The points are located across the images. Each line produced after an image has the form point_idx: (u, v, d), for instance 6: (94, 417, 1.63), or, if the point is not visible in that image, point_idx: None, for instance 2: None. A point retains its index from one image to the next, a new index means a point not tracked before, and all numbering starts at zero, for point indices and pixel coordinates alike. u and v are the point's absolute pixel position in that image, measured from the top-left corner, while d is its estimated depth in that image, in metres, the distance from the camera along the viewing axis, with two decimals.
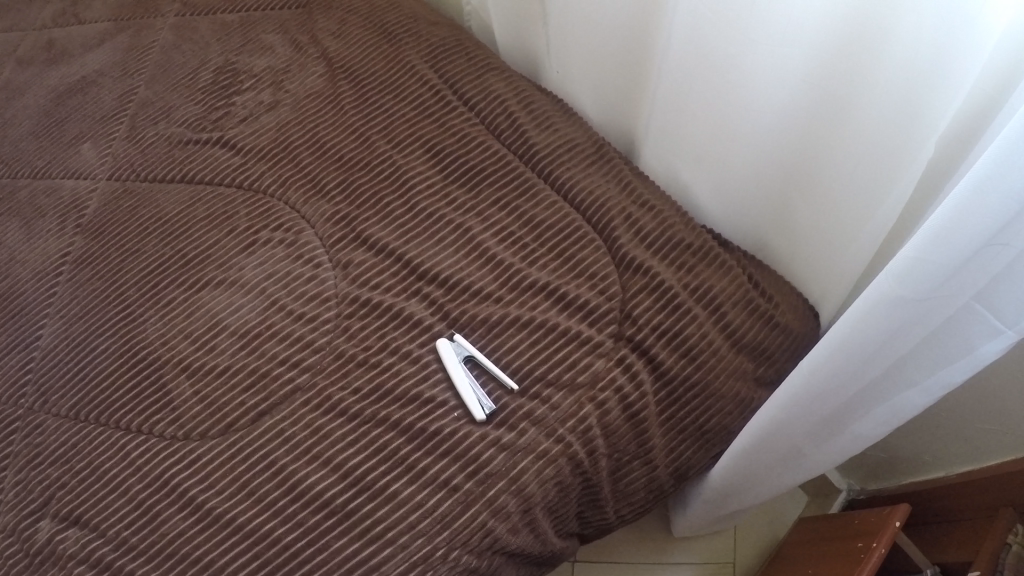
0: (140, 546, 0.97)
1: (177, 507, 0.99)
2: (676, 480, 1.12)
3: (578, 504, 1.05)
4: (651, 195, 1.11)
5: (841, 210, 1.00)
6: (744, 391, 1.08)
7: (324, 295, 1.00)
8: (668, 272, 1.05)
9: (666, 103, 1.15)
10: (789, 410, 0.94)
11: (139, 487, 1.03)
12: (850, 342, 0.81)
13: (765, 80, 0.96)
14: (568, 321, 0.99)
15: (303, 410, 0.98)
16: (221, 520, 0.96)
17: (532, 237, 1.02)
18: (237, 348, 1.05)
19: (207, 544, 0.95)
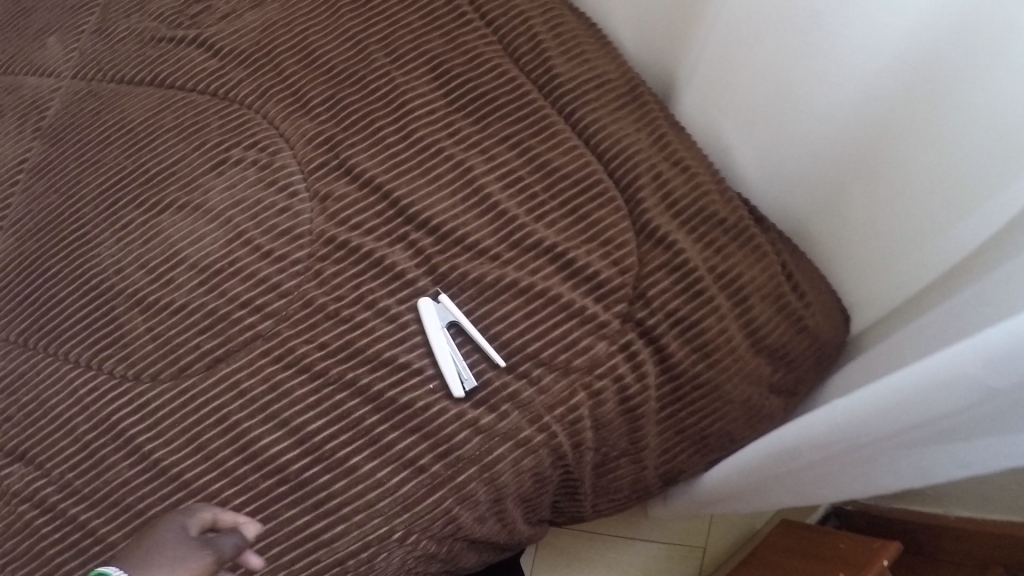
0: (85, 491, 0.89)
1: (126, 453, 0.90)
2: (664, 483, 0.99)
3: (553, 496, 0.92)
4: (682, 147, 0.95)
5: (903, 219, 0.84)
6: (753, 398, 0.98)
7: (296, 231, 0.85)
8: (694, 252, 0.90)
9: (724, 52, 0.96)
10: (799, 454, 0.84)
11: (85, 429, 0.93)
12: (893, 409, 0.67)
13: (853, 48, 0.80)
14: (572, 293, 0.83)
15: (256, 359, 0.85)
16: (169, 473, 0.87)
17: (543, 186, 0.85)
18: (193, 282, 0.91)
19: (154, 497, 0.86)
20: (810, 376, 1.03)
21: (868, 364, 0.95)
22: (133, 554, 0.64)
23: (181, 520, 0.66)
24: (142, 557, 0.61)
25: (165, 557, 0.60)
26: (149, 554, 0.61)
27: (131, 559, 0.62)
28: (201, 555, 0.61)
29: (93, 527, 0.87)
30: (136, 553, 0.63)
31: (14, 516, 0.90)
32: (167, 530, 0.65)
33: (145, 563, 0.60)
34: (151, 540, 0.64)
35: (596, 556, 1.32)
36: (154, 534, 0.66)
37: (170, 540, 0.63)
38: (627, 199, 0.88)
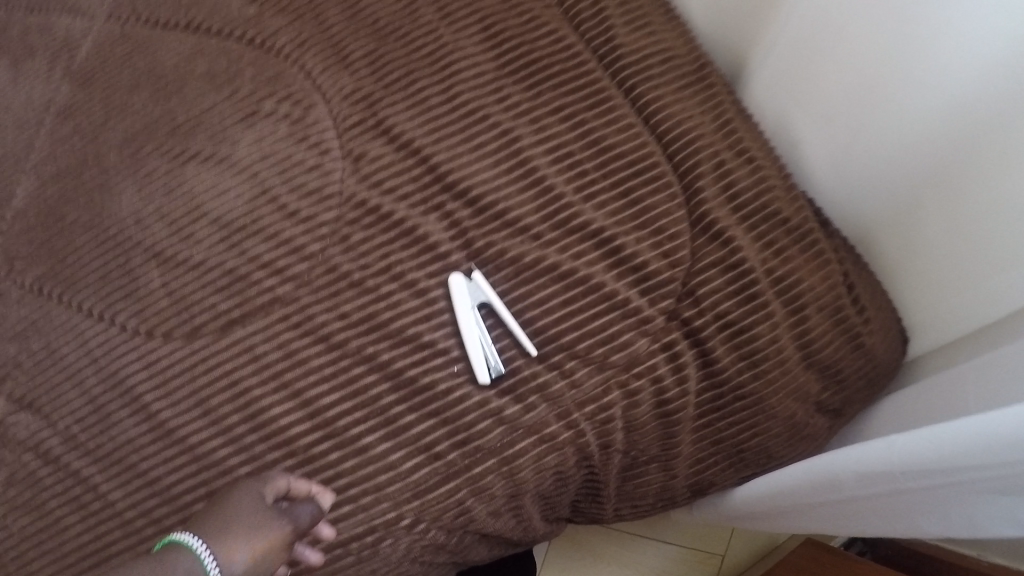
0: (91, 446, 0.86)
1: (133, 411, 0.86)
2: (691, 494, 0.92)
3: (574, 495, 0.86)
4: (749, 139, 0.88)
5: (990, 239, 0.75)
6: (797, 415, 0.91)
7: (326, 191, 0.79)
8: (753, 250, 0.84)
9: (807, 33, 0.87)
10: (837, 487, 0.77)
11: (95, 382, 0.89)
12: (970, 447, 0.60)
13: (963, 40, 0.71)
14: (616, 283, 0.77)
15: (273, 325, 0.81)
16: (176, 435, 0.83)
17: (594, 164, 0.79)
18: (213, 239, 0.86)
19: (159, 458, 0.83)
20: (859, 397, 0.96)
21: (925, 394, 0.87)
22: (204, 521, 0.63)
23: (252, 488, 0.68)
24: (224, 521, 0.62)
25: (249, 522, 0.62)
26: (231, 519, 0.62)
27: (207, 524, 0.62)
28: (285, 523, 0.64)
29: (98, 482, 0.84)
30: (210, 519, 0.63)
31: (18, 465, 0.88)
32: (240, 498, 0.66)
33: (231, 530, 0.61)
34: (225, 507, 0.65)
35: (610, 557, 1.27)
36: (223, 500, 0.66)
37: (251, 507, 0.65)
38: (684, 187, 0.82)
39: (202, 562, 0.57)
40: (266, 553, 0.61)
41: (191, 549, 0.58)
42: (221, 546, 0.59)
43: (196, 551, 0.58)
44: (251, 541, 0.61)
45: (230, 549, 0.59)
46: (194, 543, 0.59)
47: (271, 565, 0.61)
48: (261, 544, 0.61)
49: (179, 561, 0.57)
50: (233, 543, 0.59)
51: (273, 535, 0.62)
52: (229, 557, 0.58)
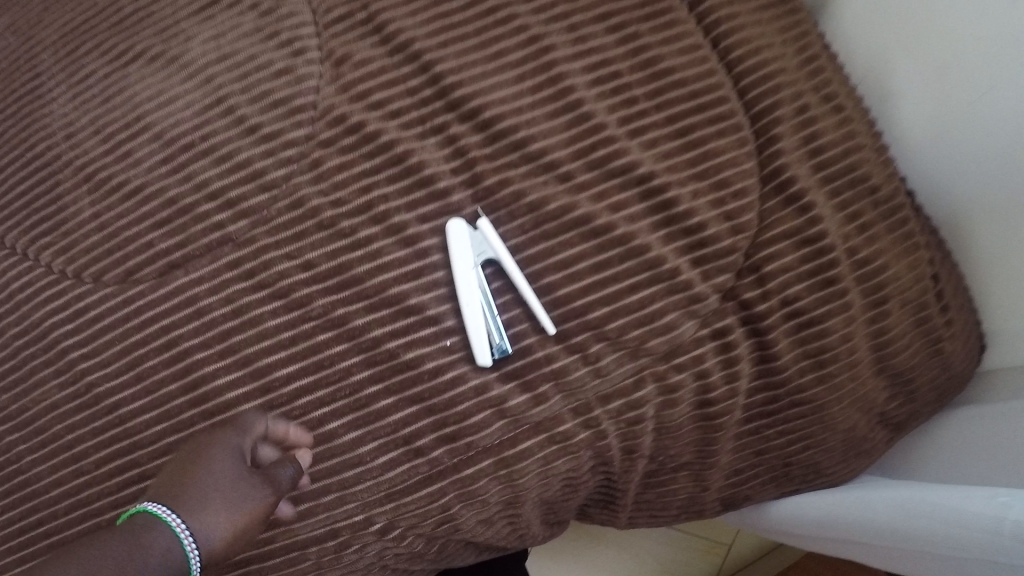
0: (8, 409, 0.70)
1: (53, 371, 0.69)
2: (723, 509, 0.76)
3: (583, 500, 0.69)
4: (839, 84, 0.73)
5: None
6: (859, 427, 0.75)
7: (296, 102, 0.61)
8: (833, 223, 0.67)
9: None
10: (921, 520, 0.66)
11: (14, 332, 0.72)
12: None
13: None
14: (662, 248, 0.59)
15: (217, 272, 0.63)
16: (103, 403, 0.67)
17: (646, 91, 0.61)
18: (157, 161, 0.68)
19: (83, 430, 0.67)
20: (930, 413, 0.79)
21: (1004, 421, 0.70)
22: (171, 477, 0.52)
23: (224, 440, 0.53)
24: (195, 483, 0.50)
25: (224, 488, 0.50)
26: (202, 481, 0.50)
27: (174, 485, 0.50)
28: (268, 489, 0.52)
29: (11, 454, 0.68)
30: (178, 477, 0.51)
31: None
32: (211, 452, 0.52)
33: (203, 497, 0.49)
34: (192, 462, 0.52)
35: (595, 541, 1.08)
36: (192, 450, 0.53)
37: (224, 467, 0.51)
38: (755, 133, 0.66)
39: (178, 535, 0.46)
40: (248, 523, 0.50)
41: (161, 517, 0.47)
42: (194, 518, 0.47)
43: (166, 518, 0.47)
44: (227, 512, 0.49)
45: (204, 522, 0.48)
46: (163, 512, 0.47)
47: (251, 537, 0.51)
48: (241, 516, 0.50)
49: (147, 531, 0.46)
50: (204, 518, 0.48)
51: (254, 503, 0.51)
52: (205, 531, 0.47)
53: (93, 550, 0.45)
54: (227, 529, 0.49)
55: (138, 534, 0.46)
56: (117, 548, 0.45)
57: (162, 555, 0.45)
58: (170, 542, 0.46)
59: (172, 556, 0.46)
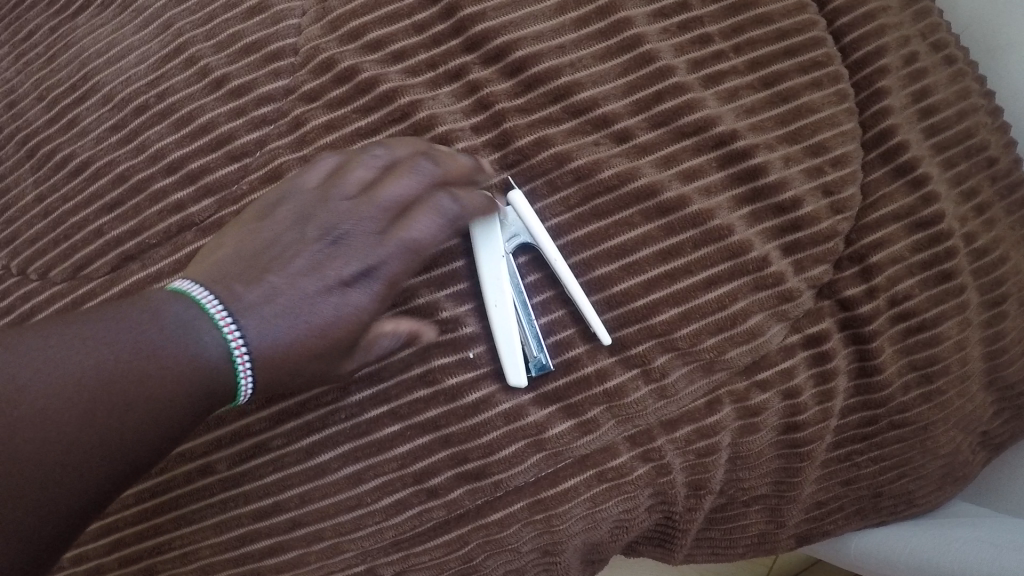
0: None
1: None
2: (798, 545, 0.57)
3: (634, 537, 0.51)
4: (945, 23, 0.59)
5: None
6: (960, 450, 0.58)
7: (276, 46, 0.49)
8: (949, 200, 0.53)
9: None
10: None
11: None
12: None
13: None
14: (747, 230, 0.47)
15: (178, 265, 0.50)
16: None
17: (723, 29, 0.49)
18: (107, 129, 0.55)
19: None
20: None
21: None
22: (255, 260, 0.40)
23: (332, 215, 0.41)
24: (277, 266, 0.39)
25: (299, 287, 0.39)
26: (288, 271, 0.39)
27: (247, 257, 0.40)
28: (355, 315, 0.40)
29: None
30: (270, 258, 0.40)
31: None
32: (324, 254, 0.40)
33: (276, 290, 0.39)
34: (283, 235, 0.41)
35: None
36: (290, 212, 0.41)
37: (328, 283, 0.39)
38: (854, 87, 0.53)
39: (224, 339, 0.37)
40: (309, 348, 0.39)
41: (198, 304, 0.38)
42: (261, 341, 0.38)
43: (206, 308, 0.38)
44: (296, 321, 0.39)
45: (264, 326, 0.38)
46: (203, 298, 0.38)
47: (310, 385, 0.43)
48: (311, 336, 0.39)
49: (206, 324, 0.37)
50: (276, 356, 0.39)
51: (329, 328, 0.39)
52: (262, 338, 0.38)
53: (160, 316, 0.37)
54: (291, 345, 0.39)
55: (199, 334, 0.37)
56: (175, 347, 0.36)
57: (185, 401, 0.37)
58: (208, 381, 0.37)
59: (192, 411, 0.37)
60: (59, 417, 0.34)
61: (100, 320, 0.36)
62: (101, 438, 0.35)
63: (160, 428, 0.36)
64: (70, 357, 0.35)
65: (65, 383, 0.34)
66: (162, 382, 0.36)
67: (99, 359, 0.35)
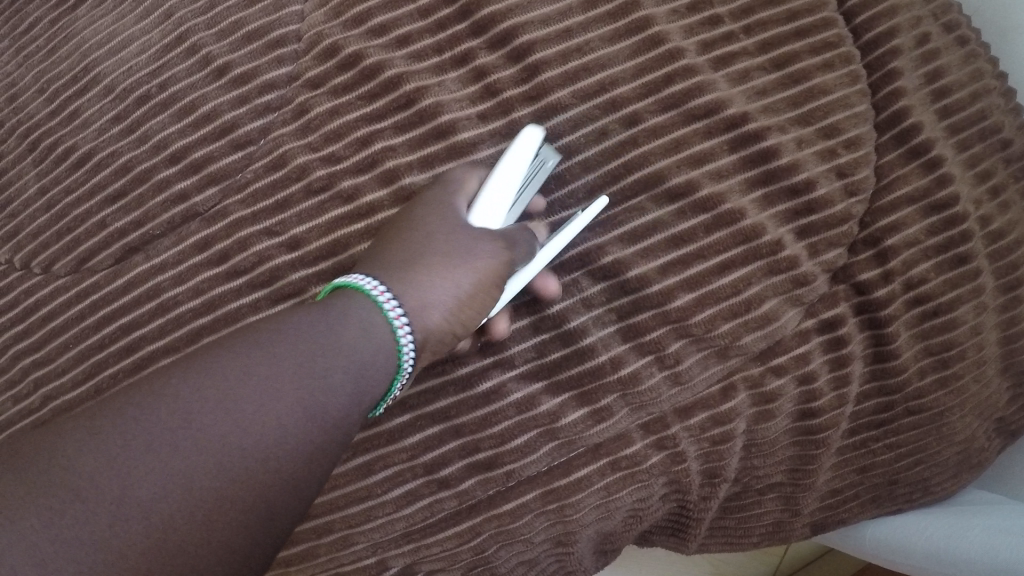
0: None
1: (4, 383, 0.54)
2: (813, 533, 0.57)
3: (647, 527, 0.51)
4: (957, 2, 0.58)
5: None
6: (976, 438, 0.57)
7: (277, 34, 0.48)
8: (964, 182, 0.52)
9: None
10: None
11: None
12: None
13: None
14: (759, 214, 0.46)
15: (184, 255, 0.49)
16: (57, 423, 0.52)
17: (732, 10, 0.48)
18: (109, 120, 0.55)
19: None
20: None
21: None
22: (389, 241, 0.40)
23: (433, 203, 0.41)
24: (412, 238, 0.39)
25: (438, 255, 0.38)
26: (425, 241, 0.39)
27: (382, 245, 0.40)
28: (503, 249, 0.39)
29: None
30: (402, 237, 0.40)
31: None
32: (452, 218, 0.40)
33: (415, 269, 0.37)
34: (411, 216, 0.41)
35: None
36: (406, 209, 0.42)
37: (465, 240, 0.39)
38: (866, 69, 0.52)
39: (381, 308, 0.36)
40: (477, 296, 0.38)
41: (350, 285, 0.37)
42: (417, 297, 0.37)
43: (364, 289, 0.37)
44: (450, 277, 0.38)
45: (413, 288, 0.37)
46: (356, 278, 0.37)
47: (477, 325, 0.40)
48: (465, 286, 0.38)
49: (355, 310, 0.36)
50: (434, 305, 0.37)
51: (487, 271, 0.38)
52: (414, 300, 0.37)
53: (310, 324, 0.35)
54: (447, 299, 0.37)
55: (352, 323, 0.35)
56: (315, 350, 0.34)
57: (343, 398, 0.34)
58: (365, 372, 0.35)
59: (350, 406, 0.35)
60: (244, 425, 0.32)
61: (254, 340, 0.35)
62: (263, 462, 0.32)
63: (328, 439, 0.34)
64: (234, 373, 0.33)
65: (214, 418, 0.32)
66: (328, 385, 0.34)
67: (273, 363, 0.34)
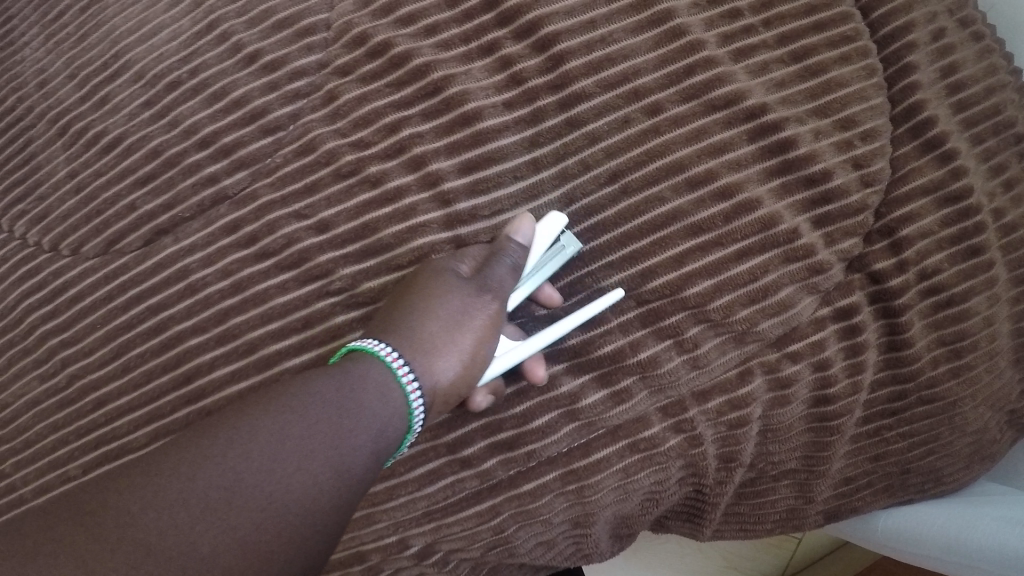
0: None
1: (32, 361, 0.56)
2: (827, 522, 0.58)
3: (664, 511, 0.52)
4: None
5: None
6: (988, 429, 0.58)
7: (307, 22, 0.50)
8: (978, 175, 0.53)
9: None
10: None
11: None
12: None
13: None
14: (776, 203, 0.47)
15: (213, 237, 0.50)
16: (83, 400, 0.54)
17: (752, 3, 0.49)
18: (140, 105, 0.56)
19: (55, 437, 0.54)
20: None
21: None
22: (400, 305, 0.42)
23: (443, 268, 0.43)
24: (423, 305, 0.41)
25: (449, 320, 0.41)
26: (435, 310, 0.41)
27: (394, 307, 0.42)
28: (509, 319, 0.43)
29: None
30: (412, 302, 0.42)
31: None
32: (459, 290, 0.42)
33: (425, 340, 0.40)
34: (422, 281, 0.43)
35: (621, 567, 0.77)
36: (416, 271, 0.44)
37: (471, 313, 0.41)
38: (882, 63, 0.53)
39: (395, 375, 0.38)
40: (479, 364, 0.42)
41: (367, 351, 0.39)
42: (427, 366, 0.39)
43: (381, 357, 0.39)
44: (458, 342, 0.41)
45: (425, 358, 0.39)
46: (373, 345, 0.39)
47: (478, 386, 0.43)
48: (469, 356, 0.41)
49: (369, 373, 0.38)
50: (442, 374, 0.40)
51: (490, 340, 0.42)
52: (425, 370, 0.39)
53: (330, 378, 0.37)
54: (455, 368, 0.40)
55: (369, 379, 0.38)
56: (329, 411, 0.36)
57: (364, 449, 0.36)
58: (379, 431, 0.37)
59: (367, 461, 0.36)
60: (273, 476, 0.34)
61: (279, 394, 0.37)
62: (291, 511, 0.33)
63: (351, 486, 0.35)
64: (261, 426, 0.35)
65: (243, 471, 0.33)
66: (349, 435, 0.36)
67: (298, 417, 0.35)
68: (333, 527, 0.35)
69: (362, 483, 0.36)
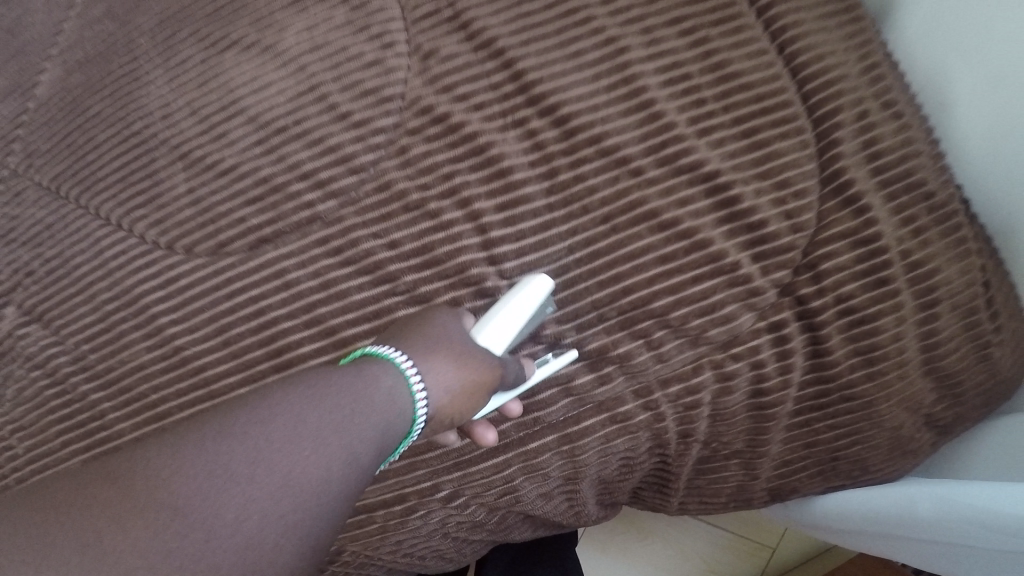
0: (99, 368, 0.72)
1: (144, 334, 0.73)
2: (771, 499, 0.73)
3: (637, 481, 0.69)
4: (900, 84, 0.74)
5: None
6: (904, 427, 0.70)
7: (386, 92, 0.67)
8: (888, 226, 0.69)
9: None
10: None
11: (106, 295, 0.75)
12: None
13: None
14: (725, 242, 0.64)
15: (306, 247, 0.68)
16: (190, 365, 0.71)
17: (715, 92, 0.66)
18: (252, 142, 0.74)
19: (170, 392, 0.70)
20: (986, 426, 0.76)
21: None
22: (417, 333, 0.57)
23: (453, 314, 0.60)
24: (434, 336, 0.56)
25: (452, 350, 0.55)
26: (442, 340, 0.56)
27: (412, 332, 0.57)
28: (496, 365, 0.58)
29: (100, 411, 0.71)
30: (426, 332, 0.57)
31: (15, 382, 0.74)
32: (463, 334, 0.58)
33: (431, 358, 0.54)
34: (438, 322, 0.59)
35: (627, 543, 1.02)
36: (431, 314, 0.60)
37: (468, 349, 0.56)
38: (817, 137, 0.70)
39: (408, 379, 0.52)
40: (470, 393, 0.55)
41: (389, 358, 0.53)
42: (429, 379, 0.53)
43: (399, 364, 0.53)
44: (445, 376, 0.54)
45: (429, 372, 0.53)
46: (394, 354, 0.53)
47: (466, 410, 0.55)
48: (460, 382, 0.54)
49: (385, 376, 0.52)
50: (439, 387, 0.53)
51: (480, 376, 0.56)
52: (429, 380, 0.53)
53: (345, 387, 0.50)
54: (448, 387, 0.54)
55: (382, 386, 0.51)
56: (340, 414, 0.48)
57: (366, 445, 0.49)
58: (369, 426, 0.49)
59: (368, 454, 0.49)
60: (296, 460, 0.46)
61: (303, 398, 0.49)
62: (308, 487, 0.46)
63: (354, 474, 0.48)
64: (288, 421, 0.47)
65: (275, 455, 0.46)
66: (354, 432, 0.48)
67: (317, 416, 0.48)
68: (339, 498, 0.47)
69: (363, 467, 0.48)
